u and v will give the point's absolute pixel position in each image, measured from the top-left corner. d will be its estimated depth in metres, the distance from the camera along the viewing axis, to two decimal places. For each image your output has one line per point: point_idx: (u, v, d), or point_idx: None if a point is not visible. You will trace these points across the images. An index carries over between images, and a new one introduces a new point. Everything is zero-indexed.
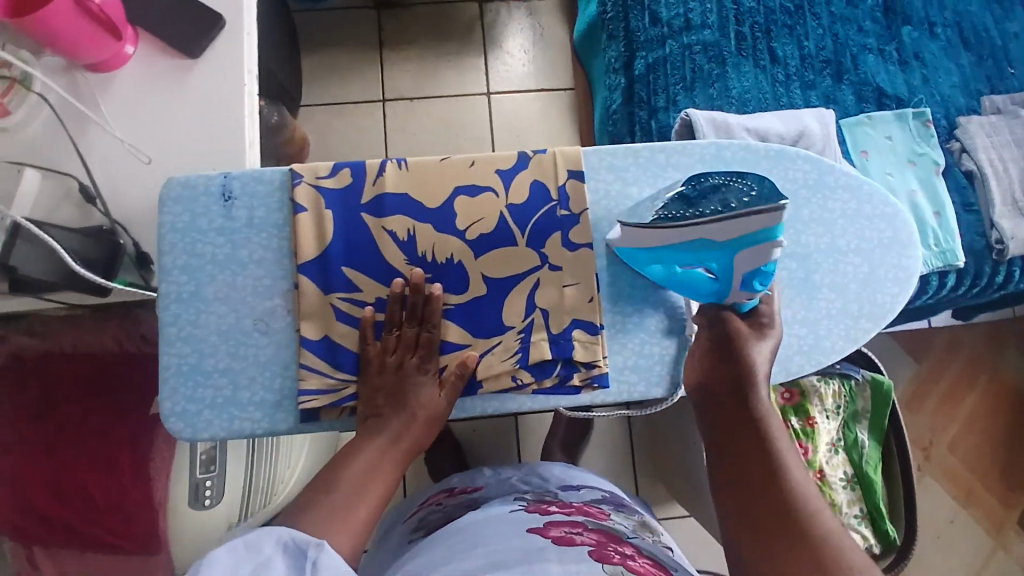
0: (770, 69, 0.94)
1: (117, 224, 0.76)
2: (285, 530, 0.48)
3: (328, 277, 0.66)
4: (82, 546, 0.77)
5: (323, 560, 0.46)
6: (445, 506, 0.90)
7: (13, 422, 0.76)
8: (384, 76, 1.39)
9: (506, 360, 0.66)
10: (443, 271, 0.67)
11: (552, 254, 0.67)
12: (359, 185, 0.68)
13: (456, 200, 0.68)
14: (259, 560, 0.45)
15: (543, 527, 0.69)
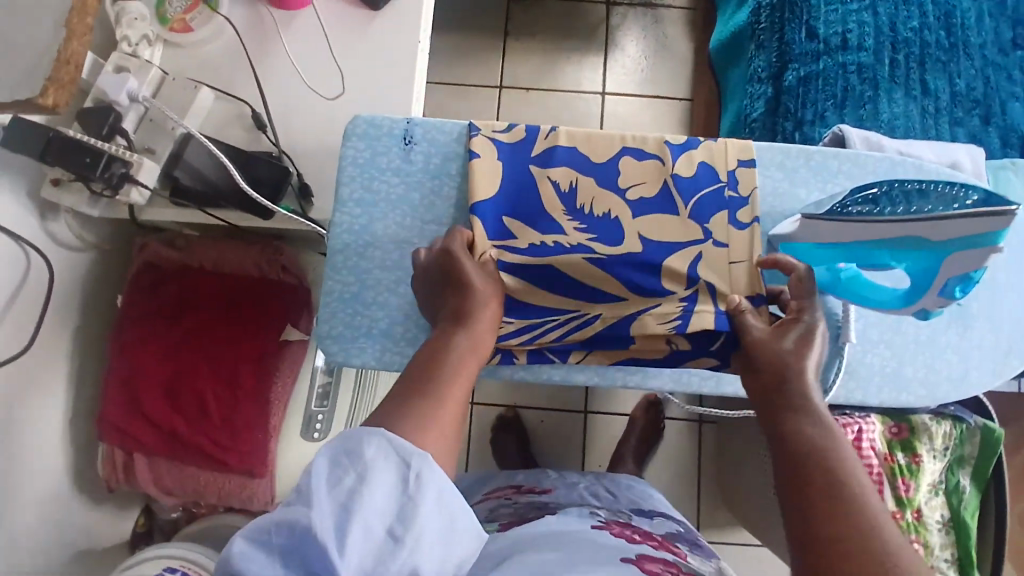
0: (921, 99, 0.93)
1: (284, 153, 0.78)
2: (382, 432, 0.41)
3: (491, 220, 0.66)
4: (186, 456, 0.80)
5: (428, 474, 0.40)
6: (517, 504, 0.86)
7: (149, 322, 0.82)
8: (504, 64, 1.42)
9: (663, 324, 0.63)
10: (601, 227, 0.67)
11: (716, 231, 0.66)
12: (531, 140, 0.69)
13: (621, 159, 0.69)
14: (361, 465, 0.39)
15: (636, 558, 0.59)
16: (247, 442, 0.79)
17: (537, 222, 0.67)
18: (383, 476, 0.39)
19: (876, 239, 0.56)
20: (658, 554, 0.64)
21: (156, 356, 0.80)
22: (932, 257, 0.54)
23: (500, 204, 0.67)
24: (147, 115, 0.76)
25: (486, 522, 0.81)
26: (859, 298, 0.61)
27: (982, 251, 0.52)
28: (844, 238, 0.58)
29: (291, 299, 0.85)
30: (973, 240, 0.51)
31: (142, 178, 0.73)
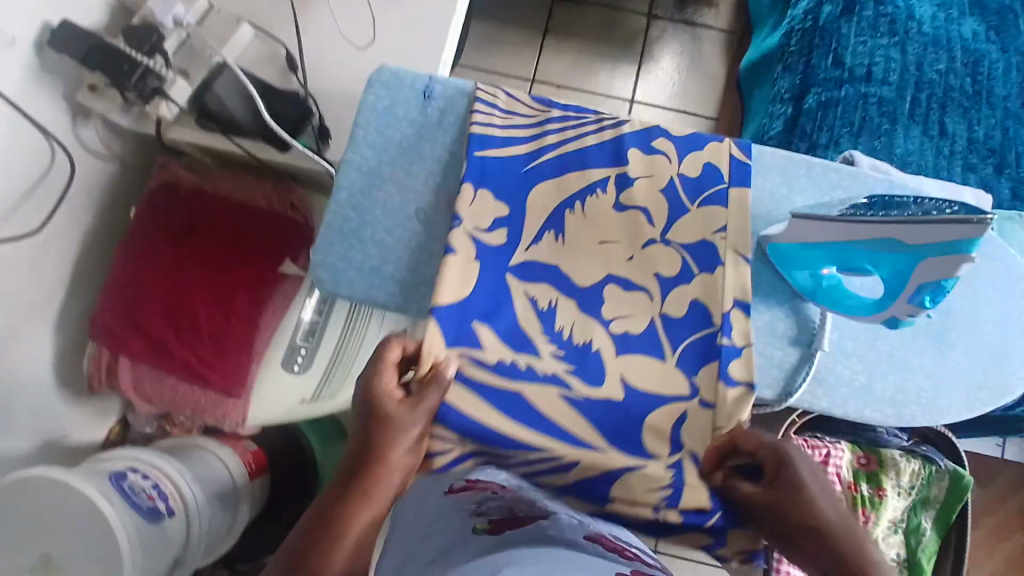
0: (937, 140, 0.95)
1: (310, 95, 0.82)
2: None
3: (462, 323, 0.59)
4: (168, 367, 0.83)
5: None
6: None
7: (156, 234, 0.85)
8: (539, 59, 1.45)
9: (651, 490, 0.57)
10: (578, 356, 0.61)
11: (705, 388, 0.60)
12: (511, 248, 0.64)
13: (606, 286, 0.64)
14: None
15: None
16: (232, 364, 0.83)
17: (511, 334, 0.61)
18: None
19: (859, 236, 0.58)
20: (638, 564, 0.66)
21: (157, 267, 0.83)
22: (909, 260, 0.56)
23: (469, 300, 0.60)
24: (187, 42, 0.79)
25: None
26: (836, 305, 0.64)
27: (958, 256, 0.54)
28: (827, 239, 0.60)
29: (295, 236, 0.89)
30: (946, 246, 0.54)
31: (172, 94, 0.76)
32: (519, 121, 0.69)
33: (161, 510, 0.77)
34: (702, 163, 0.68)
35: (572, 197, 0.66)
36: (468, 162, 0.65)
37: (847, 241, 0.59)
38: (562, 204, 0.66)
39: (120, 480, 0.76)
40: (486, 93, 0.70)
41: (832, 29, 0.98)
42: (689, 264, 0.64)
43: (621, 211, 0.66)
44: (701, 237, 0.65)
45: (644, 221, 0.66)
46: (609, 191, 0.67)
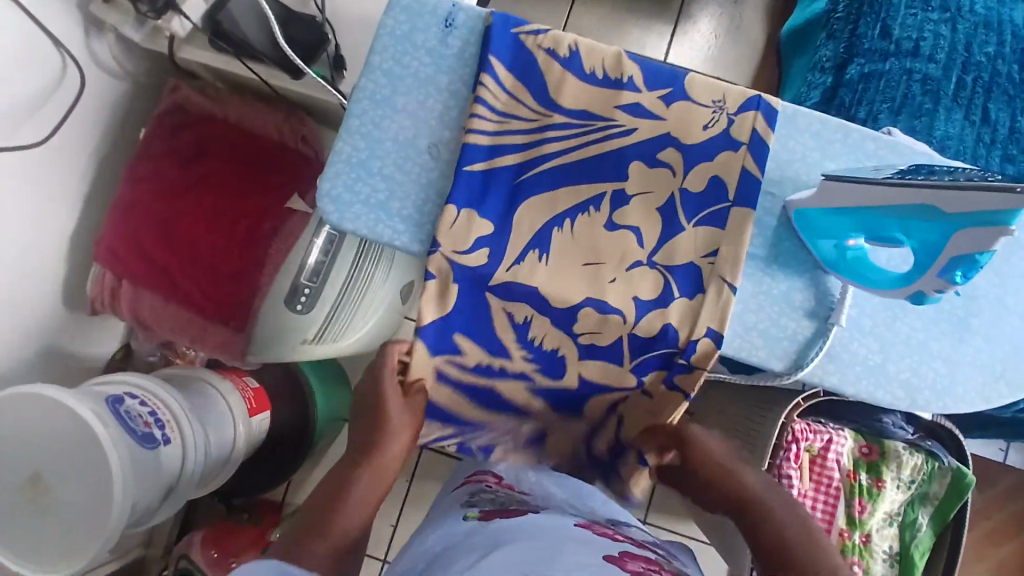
0: (980, 126, 0.90)
1: (328, 22, 0.79)
2: (267, 567, 0.46)
3: (441, 340, 0.69)
4: (169, 293, 0.82)
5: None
6: (498, 491, 0.76)
7: (165, 159, 0.84)
8: (572, 11, 1.39)
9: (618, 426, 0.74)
10: (543, 357, 0.69)
11: (649, 385, 0.66)
12: (492, 268, 0.63)
13: (582, 310, 0.63)
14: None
15: (619, 557, 0.59)
16: (233, 294, 0.81)
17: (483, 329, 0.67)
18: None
19: (886, 205, 0.54)
20: (644, 557, 0.63)
21: (164, 192, 0.82)
22: (943, 230, 0.52)
23: (452, 319, 0.67)
24: None
25: (464, 506, 0.72)
26: (859, 278, 0.61)
27: (994, 229, 0.49)
28: (856, 204, 0.57)
29: (305, 171, 0.86)
30: (982, 217, 0.49)
31: (185, 10, 0.74)
32: (516, 125, 0.65)
33: (156, 436, 0.76)
34: (708, 175, 0.64)
35: (562, 214, 0.64)
36: (457, 179, 0.64)
37: (877, 207, 0.55)
38: (551, 221, 0.64)
39: (116, 404, 0.75)
40: (488, 91, 0.65)
41: None
42: (672, 290, 0.63)
43: (612, 230, 0.64)
44: (689, 258, 0.63)
45: (634, 241, 0.64)
46: (602, 209, 0.64)
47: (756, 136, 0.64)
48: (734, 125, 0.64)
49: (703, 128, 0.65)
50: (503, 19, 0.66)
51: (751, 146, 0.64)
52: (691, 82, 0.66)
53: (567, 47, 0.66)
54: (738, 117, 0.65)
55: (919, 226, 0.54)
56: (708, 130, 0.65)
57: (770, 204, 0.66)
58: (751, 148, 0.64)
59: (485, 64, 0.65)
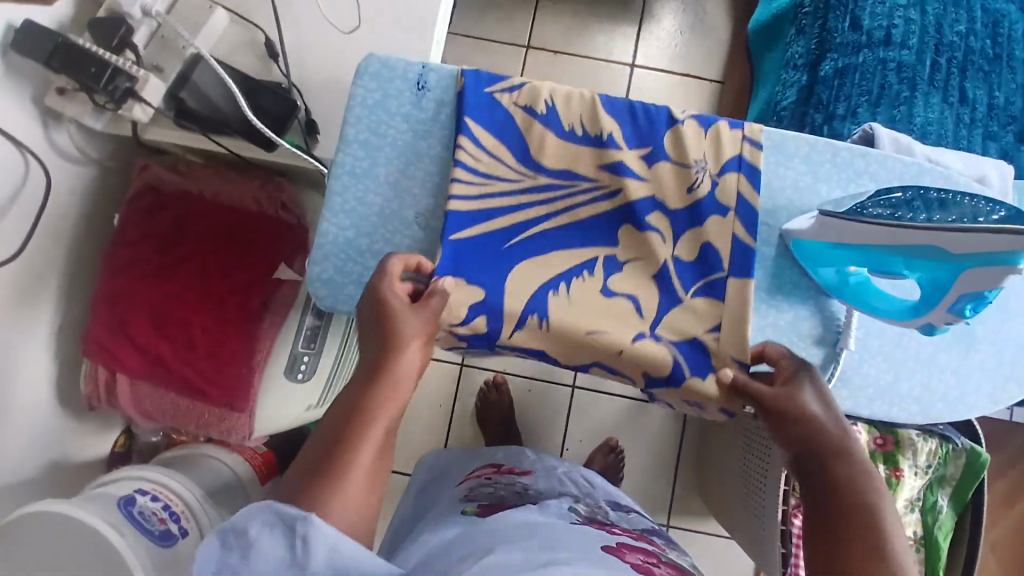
0: (958, 107, 0.89)
1: (293, 86, 0.76)
2: (266, 504, 0.42)
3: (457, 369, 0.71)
4: (165, 382, 0.80)
5: (314, 536, 0.41)
6: (498, 484, 0.81)
7: (142, 244, 0.81)
8: (534, 23, 1.37)
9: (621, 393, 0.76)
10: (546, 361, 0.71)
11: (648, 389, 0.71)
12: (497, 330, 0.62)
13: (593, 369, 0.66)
14: (246, 543, 0.41)
15: (616, 547, 0.62)
16: (231, 376, 0.79)
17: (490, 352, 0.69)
18: (272, 548, 0.41)
19: (892, 244, 0.56)
20: (637, 546, 0.65)
21: (146, 279, 0.80)
22: (949, 271, 0.54)
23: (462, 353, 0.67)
24: (159, 32, 0.73)
25: (463, 502, 0.77)
26: (863, 306, 0.61)
27: (997, 269, 0.52)
28: (861, 243, 0.58)
29: (290, 240, 0.85)
30: (989, 258, 0.52)
31: (145, 95, 0.70)
32: (501, 187, 0.65)
33: (173, 532, 0.75)
34: (701, 242, 0.65)
35: (557, 278, 0.64)
36: (443, 252, 0.63)
37: (885, 246, 0.56)
38: (546, 286, 0.64)
39: (129, 506, 0.74)
40: (467, 154, 0.65)
41: None
42: (681, 366, 0.63)
43: (610, 296, 0.64)
44: (694, 331, 0.63)
45: (632, 309, 0.64)
46: (596, 272, 0.65)
47: (743, 200, 0.65)
48: (719, 186, 0.65)
49: (689, 189, 0.65)
50: (477, 82, 0.66)
51: (739, 211, 0.65)
52: (673, 128, 0.67)
53: (544, 103, 0.67)
54: (721, 178, 0.65)
55: (927, 264, 0.55)
56: (694, 190, 0.65)
57: (767, 235, 0.66)
58: (740, 213, 0.65)
59: (462, 127, 0.65)
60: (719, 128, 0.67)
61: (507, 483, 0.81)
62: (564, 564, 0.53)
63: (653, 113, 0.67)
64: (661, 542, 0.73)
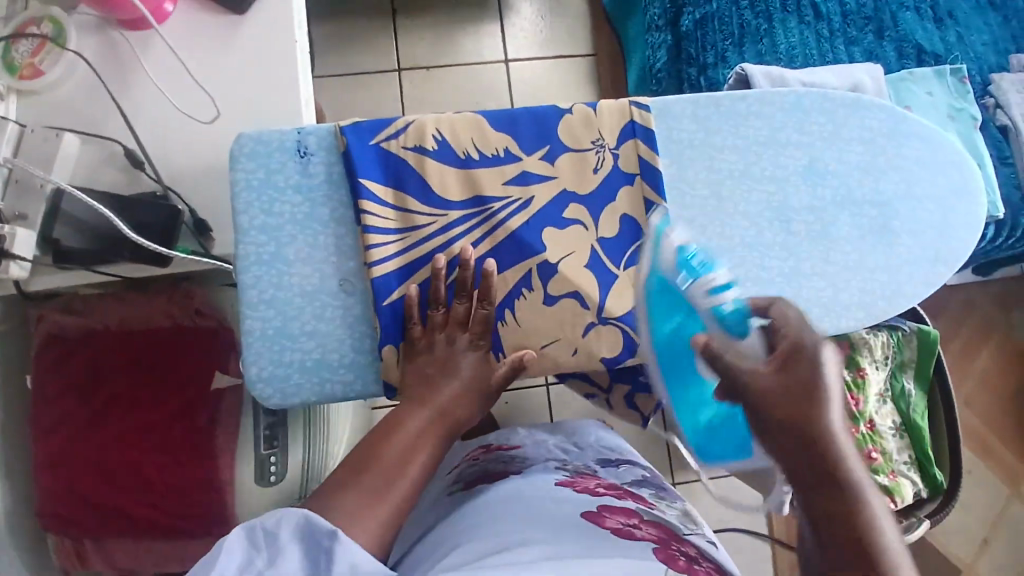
0: (815, 24, 0.93)
1: (170, 189, 0.72)
2: (300, 512, 0.44)
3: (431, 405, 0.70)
4: (133, 529, 0.75)
5: (345, 553, 0.43)
6: (483, 463, 0.78)
7: (63, 395, 0.76)
8: (399, 46, 1.35)
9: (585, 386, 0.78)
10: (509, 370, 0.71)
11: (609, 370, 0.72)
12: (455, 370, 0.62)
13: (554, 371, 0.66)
14: (274, 549, 0.43)
15: (598, 513, 0.60)
16: (200, 503, 0.75)
17: None
18: (296, 559, 0.43)
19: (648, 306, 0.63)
20: (619, 505, 0.63)
21: (79, 430, 0.75)
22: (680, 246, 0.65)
23: None
24: (12, 177, 0.68)
25: (450, 488, 0.74)
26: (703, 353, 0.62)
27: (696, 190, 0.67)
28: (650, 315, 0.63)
29: (219, 342, 0.81)
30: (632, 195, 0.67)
31: (18, 251, 0.65)
32: (419, 235, 0.64)
33: None
34: (617, 216, 0.66)
35: (499, 306, 0.64)
36: (381, 317, 0.62)
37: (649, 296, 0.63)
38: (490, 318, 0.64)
39: None
40: (375, 217, 0.63)
41: None
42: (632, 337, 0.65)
43: (553, 304, 0.64)
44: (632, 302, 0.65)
45: (579, 305, 0.64)
46: (535, 287, 0.64)
47: (644, 162, 0.66)
48: (620, 160, 0.66)
49: (594, 171, 0.66)
50: (357, 135, 0.64)
51: (643, 175, 0.66)
52: (563, 125, 0.67)
53: (433, 138, 0.65)
54: (620, 151, 0.66)
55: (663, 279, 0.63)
56: (599, 171, 0.66)
57: (680, 199, 0.67)
58: (645, 177, 0.66)
59: (361, 190, 0.63)
60: (604, 107, 0.67)
61: (493, 462, 0.78)
62: (532, 549, 0.52)
63: (541, 115, 0.67)
64: (650, 496, 0.71)
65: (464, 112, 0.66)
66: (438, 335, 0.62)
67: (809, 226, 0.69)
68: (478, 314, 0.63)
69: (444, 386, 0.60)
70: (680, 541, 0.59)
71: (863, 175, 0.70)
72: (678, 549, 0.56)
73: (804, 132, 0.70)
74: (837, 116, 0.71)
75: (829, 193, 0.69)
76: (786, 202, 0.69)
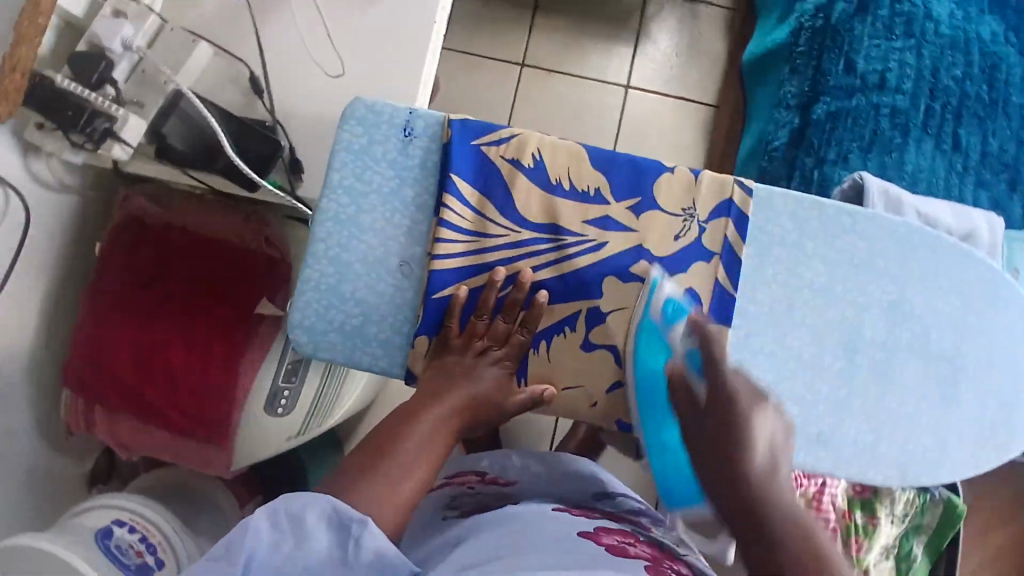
0: (950, 154, 0.88)
1: (279, 123, 0.75)
2: (327, 499, 0.48)
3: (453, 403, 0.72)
4: (145, 416, 0.80)
5: (367, 540, 0.46)
6: (479, 495, 0.78)
7: (126, 277, 0.81)
8: (528, 41, 1.35)
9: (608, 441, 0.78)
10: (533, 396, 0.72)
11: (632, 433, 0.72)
12: None
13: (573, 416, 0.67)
14: (301, 532, 0.46)
15: (593, 533, 0.61)
16: (211, 413, 0.79)
17: None
18: (322, 542, 0.46)
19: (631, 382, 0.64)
20: (614, 529, 0.64)
21: (129, 313, 0.79)
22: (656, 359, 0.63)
23: None
24: (140, 66, 0.71)
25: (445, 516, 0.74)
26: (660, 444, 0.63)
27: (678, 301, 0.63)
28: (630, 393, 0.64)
29: (274, 273, 0.84)
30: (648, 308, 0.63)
31: (125, 135, 0.68)
32: (490, 244, 0.64)
33: (150, 565, 0.79)
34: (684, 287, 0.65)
35: (538, 335, 0.65)
36: (427, 308, 0.63)
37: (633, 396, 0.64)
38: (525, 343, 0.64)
39: (107, 539, 0.76)
40: (454, 214, 0.64)
41: (845, 30, 0.90)
42: None
43: (590, 349, 0.65)
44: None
45: (612, 358, 0.65)
46: (578, 328, 0.64)
47: (728, 245, 0.66)
48: (705, 235, 0.66)
49: (675, 239, 0.65)
50: (463, 133, 0.66)
51: (723, 258, 0.66)
52: (659, 185, 0.66)
53: (531, 156, 0.66)
54: (708, 226, 0.66)
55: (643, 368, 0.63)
56: (679, 240, 0.65)
57: (753, 294, 0.66)
58: (724, 260, 0.66)
59: (449, 185, 0.64)
60: (705, 177, 0.67)
61: (490, 494, 0.78)
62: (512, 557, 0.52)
63: (640, 168, 0.67)
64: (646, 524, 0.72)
65: (569, 142, 0.67)
66: (475, 342, 0.64)
67: (875, 361, 0.66)
68: (516, 337, 0.64)
69: (459, 388, 0.61)
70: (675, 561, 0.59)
71: (948, 328, 0.68)
72: (671, 566, 0.57)
73: (902, 267, 0.67)
74: (942, 261, 0.68)
75: (906, 336, 0.67)
76: (859, 329, 0.66)
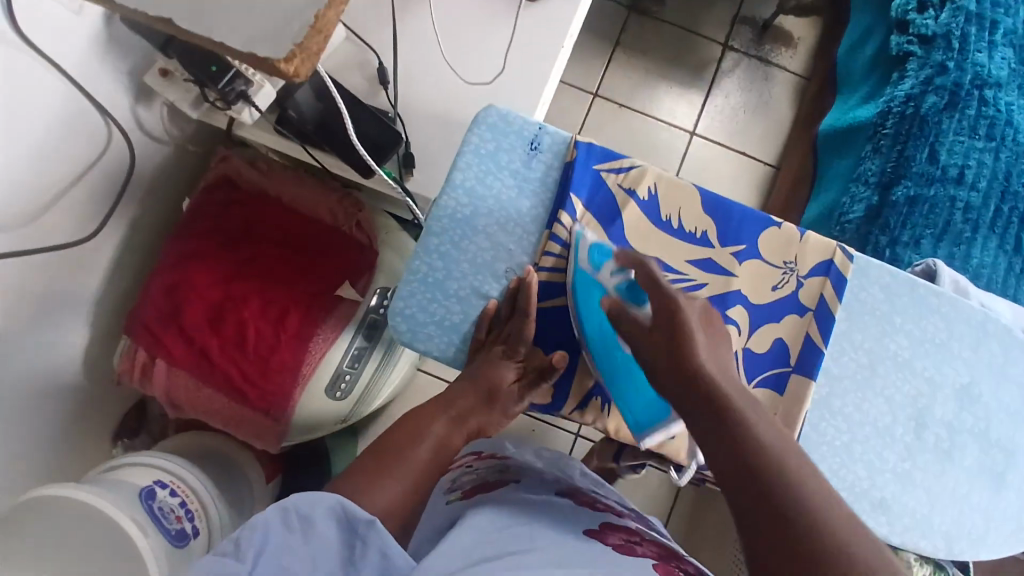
0: (1011, 255, 0.93)
1: (399, 115, 0.76)
2: (336, 498, 0.46)
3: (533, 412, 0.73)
4: (206, 377, 0.79)
5: (374, 540, 0.45)
6: (478, 472, 0.73)
7: (215, 239, 0.81)
8: (605, 72, 1.39)
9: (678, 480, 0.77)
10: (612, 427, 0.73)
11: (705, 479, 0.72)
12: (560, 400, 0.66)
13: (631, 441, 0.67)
14: (310, 532, 0.45)
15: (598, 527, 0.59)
16: (275, 385, 0.79)
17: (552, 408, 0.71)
18: (327, 542, 0.45)
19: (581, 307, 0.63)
20: (621, 525, 0.62)
21: (212, 272, 0.79)
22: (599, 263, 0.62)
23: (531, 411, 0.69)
24: None
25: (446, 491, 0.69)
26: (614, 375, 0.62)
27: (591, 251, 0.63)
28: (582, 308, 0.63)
29: (358, 259, 0.85)
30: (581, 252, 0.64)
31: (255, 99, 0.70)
32: None
33: (187, 532, 0.77)
34: (773, 337, 0.67)
35: None
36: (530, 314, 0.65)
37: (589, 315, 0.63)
38: None
39: (150, 500, 0.75)
40: (563, 226, 0.66)
41: (933, 122, 0.94)
42: None
43: None
44: None
45: None
46: None
47: (824, 303, 0.68)
48: (803, 289, 0.68)
49: (773, 289, 0.68)
50: (587, 157, 0.68)
51: (818, 314, 0.67)
52: (763, 241, 0.69)
53: (647, 188, 0.68)
54: (806, 281, 0.68)
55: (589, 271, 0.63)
56: (779, 289, 0.68)
57: (839, 354, 0.68)
58: (818, 314, 0.68)
59: (565, 200, 0.67)
60: (811, 237, 0.69)
61: (492, 469, 0.73)
62: (530, 549, 0.51)
63: (745, 220, 0.69)
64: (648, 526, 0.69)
65: (684, 182, 0.69)
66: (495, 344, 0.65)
67: (940, 439, 0.69)
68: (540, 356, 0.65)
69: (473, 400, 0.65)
70: (680, 563, 0.57)
71: (1007, 417, 0.71)
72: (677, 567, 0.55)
73: (975, 354, 0.70)
74: (1010, 353, 0.71)
75: (971, 420, 0.70)
76: (928, 405, 0.69)
